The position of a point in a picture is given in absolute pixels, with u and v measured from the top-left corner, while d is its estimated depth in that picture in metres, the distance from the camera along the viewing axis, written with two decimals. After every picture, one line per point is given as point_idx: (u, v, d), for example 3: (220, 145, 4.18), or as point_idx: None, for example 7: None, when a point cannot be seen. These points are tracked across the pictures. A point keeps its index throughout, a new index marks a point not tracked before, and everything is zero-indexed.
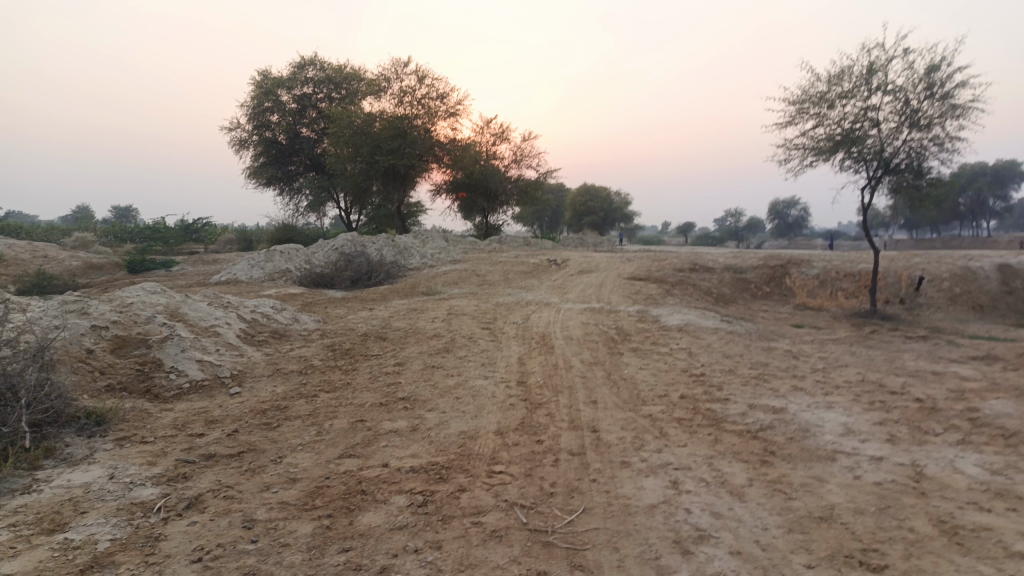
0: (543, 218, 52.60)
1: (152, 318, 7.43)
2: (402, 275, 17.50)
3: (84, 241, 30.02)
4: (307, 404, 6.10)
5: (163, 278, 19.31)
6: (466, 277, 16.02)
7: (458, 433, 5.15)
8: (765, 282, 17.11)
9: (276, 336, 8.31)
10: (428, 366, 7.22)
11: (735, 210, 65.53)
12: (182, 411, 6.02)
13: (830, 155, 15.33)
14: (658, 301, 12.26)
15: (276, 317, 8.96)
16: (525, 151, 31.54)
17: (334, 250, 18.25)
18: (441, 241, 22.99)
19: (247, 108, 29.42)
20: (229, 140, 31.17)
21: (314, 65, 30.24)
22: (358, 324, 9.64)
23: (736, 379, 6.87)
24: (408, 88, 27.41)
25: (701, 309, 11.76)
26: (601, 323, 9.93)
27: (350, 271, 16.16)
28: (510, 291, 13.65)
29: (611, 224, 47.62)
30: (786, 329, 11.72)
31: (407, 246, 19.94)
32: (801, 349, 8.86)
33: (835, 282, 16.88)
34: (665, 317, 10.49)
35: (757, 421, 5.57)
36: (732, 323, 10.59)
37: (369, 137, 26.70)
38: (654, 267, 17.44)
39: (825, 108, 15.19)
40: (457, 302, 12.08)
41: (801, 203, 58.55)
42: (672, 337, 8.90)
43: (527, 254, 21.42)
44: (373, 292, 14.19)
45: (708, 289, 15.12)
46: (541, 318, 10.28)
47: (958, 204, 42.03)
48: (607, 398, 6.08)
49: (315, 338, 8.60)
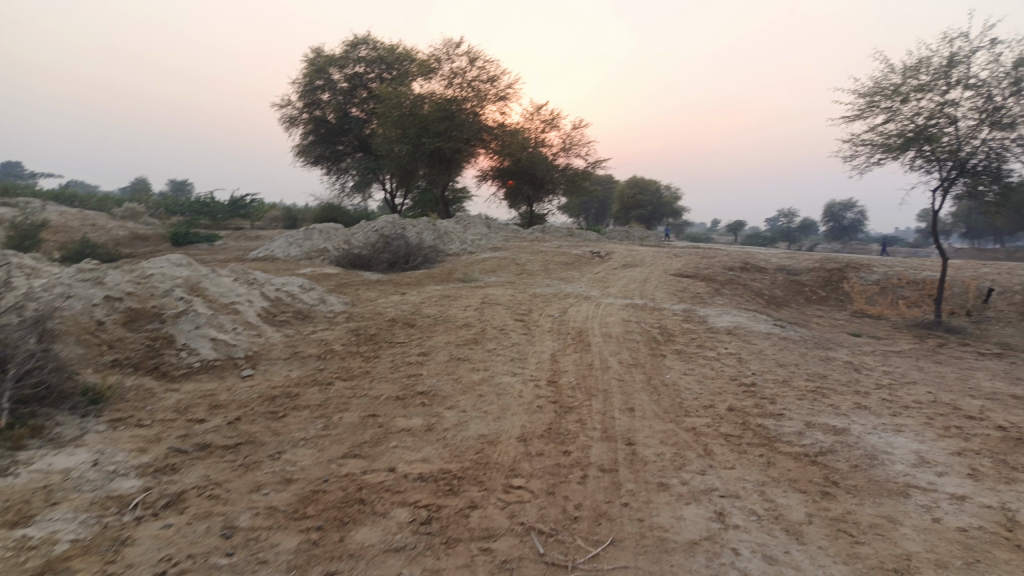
0: (589, 210, 51.76)
1: (170, 291, 7.09)
2: (441, 259, 17.07)
3: (133, 212, 30.41)
4: (320, 392, 5.65)
5: (204, 251, 19.25)
6: (506, 265, 15.50)
7: (478, 437, 4.63)
8: (820, 286, 16.19)
9: (298, 317, 7.91)
10: (454, 358, 6.72)
11: (788, 210, 63.65)
12: (188, 392, 5.64)
13: (900, 153, 14.34)
14: (705, 300, 11.55)
15: (301, 296, 8.57)
16: (574, 140, 30.80)
17: (373, 232, 17.90)
18: (484, 228, 22.49)
19: (298, 86, 29.32)
20: (278, 117, 31.16)
21: (366, 44, 29.96)
22: (386, 308, 9.20)
23: (791, 393, 6.20)
24: (458, 70, 26.95)
25: (752, 311, 11.03)
26: (644, 321, 9.30)
27: (388, 253, 15.79)
28: (550, 282, 13.07)
29: (660, 218, 46.56)
30: (843, 337, 10.91)
31: (448, 231, 19.50)
32: (862, 361, 8.10)
33: (897, 289, 15.87)
34: (713, 318, 9.80)
35: (815, 442, 4.92)
36: (786, 328, 9.84)
37: (416, 119, 26.31)
38: (703, 264, 16.66)
39: (898, 102, 14.19)
40: (493, 291, 11.56)
41: (858, 205, 56.47)
42: (720, 340, 8.22)
43: (570, 245, 20.79)
44: (409, 276, 13.77)
45: (759, 291, 14.31)
46: (580, 313, 9.69)
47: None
48: (646, 406, 5.49)
49: (340, 321, 8.18)
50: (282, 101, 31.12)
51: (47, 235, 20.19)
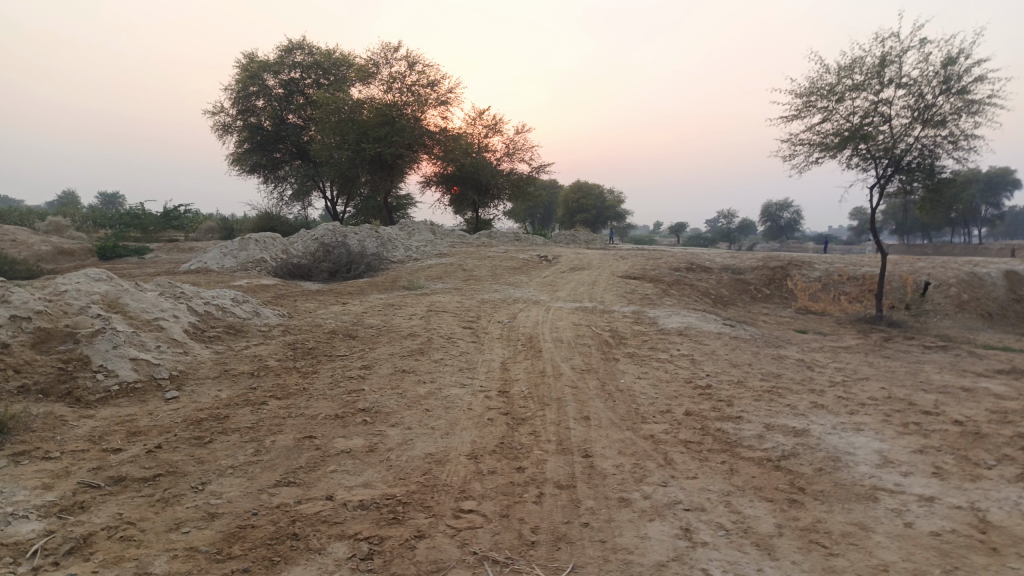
0: (534, 214, 51.74)
1: (85, 308, 6.51)
2: (384, 267, 16.60)
3: (57, 226, 28.89)
4: (252, 414, 5.22)
5: (132, 265, 18.30)
6: (451, 271, 15.15)
7: (424, 456, 4.29)
8: (765, 284, 16.33)
9: (230, 332, 7.40)
10: (399, 370, 6.35)
11: (727, 211, 64.99)
12: (105, 419, 5.13)
13: (838, 152, 14.57)
14: (654, 302, 11.42)
15: (233, 310, 8.05)
16: (517, 145, 30.64)
17: (313, 241, 17.30)
18: (428, 234, 22.08)
19: (232, 92, 28.37)
20: (211, 125, 30.09)
21: (302, 49, 29.20)
22: (326, 319, 8.76)
23: (748, 394, 6.04)
24: (397, 74, 26.49)
25: (701, 311, 10.94)
26: (594, 324, 9.09)
27: (328, 262, 15.25)
28: (497, 288, 12.77)
29: (604, 222, 46.86)
30: (791, 335, 10.92)
31: (391, 238, 19.03)
32: (813, 358, 8.04)
33: (838, 286, 16.13)
34: (663, 319, 9.66)
35: (778, 446, 4.74)
36: (736, 327, 9.76)
37: (355, 125, 25.72)
38: (650, 266, 16.62)
39: (833, 101, 14.41)
40: (439, 298, 11.20)
41: (794, 205, 58.02)
42: (672, 341, 8.05)
43: (516, 249, 20.55)
44: (351, 285, 13.29)
45: (706, 290, 14.31)
46: (529, 318, 9.41)
47: (950, 212, 41.42)
48: (602, 414, 5.23)
49: (276, 334, 7.71)
50: (215, 108, 30.06)
51: None
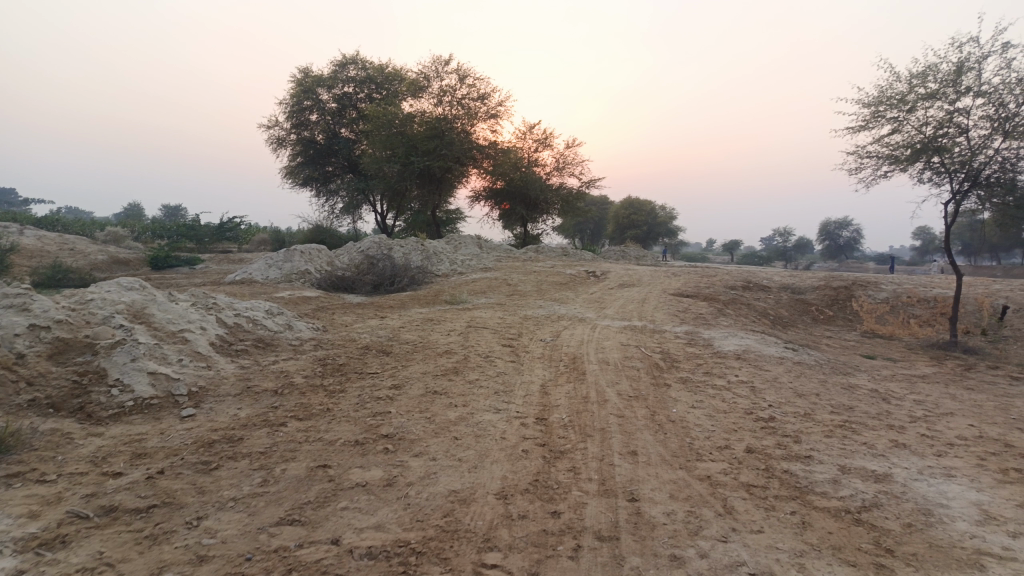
0: (584, 230, 51.17)
1: (109, 318, 6.25)
2: (429, 281, 16.26)
3: (116, 236, 29.59)
4: (267, 437, 4.81)
5: (181, 275, 18.40)
6: (496, 286, 14.71)
7: (447, 494, 3.80)
8: (827, 305, 15.41)
9: (258, 346, 7.07)
10: (430, 391, 5.88)
11: (783, 229, 63.15)
12: (113, 438, 4.78)
13: (909, 165, 13.69)
14: (709, 322, 10.75)
15: (264, 322, 7.73)
16: (568, 159, 30.17)
17: (358, 253, 17.10)
18: (475, 248, 21.74)
19: (286, 106, 28.70)
20: (266, 138, 30.50)
21: (355, 64, 29.39)
22: (361, 334, 8.38)
23: (816, 429, 5.37)
24: (448, 87, 26.39)
25: (760, 333, 10.21)
26: (643, 345, 8.48)
27: (371, 275, 14.98)
28: (542, 304, 12.26)
29: (655, 238, 45.95)
30: (858, 361, 10.09)
31: (437, 251, 18.74)
32: (887, 388, 7.27)
33: (907, 308, 15.10)
34: (719, 341, 8.99)
35: (857, 494, 4.08)
36: (798, 352, 9.02)
37: (405, 138, 25.65)
38: (703, 284, 15.88)
39: (904, 111, 13.55)
40: (480, 313, 10.75)
41: (853, 224, 56.02)
42: (729, 366, 7.40)
43: (564, 264, 20.03)
44: (393, 298, 12.96)
45: (764, 311, 13.53)
46: (574, 337, 8.87)
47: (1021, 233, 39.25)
48: (651, 449, 4.66)
49: (307, 349, 7.35)
50: (270, 121, 30.47)
51: (18, 260, 19.35)
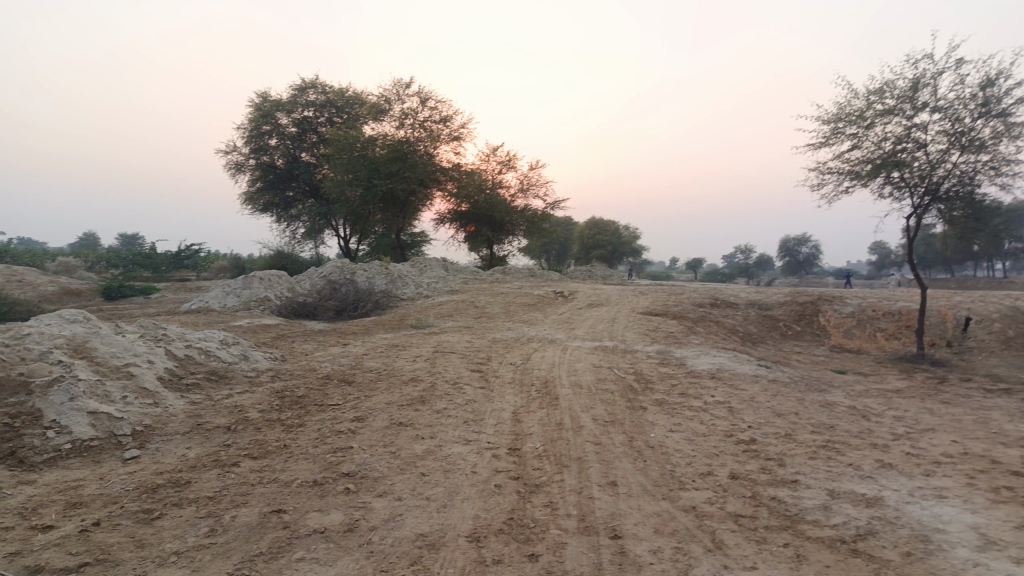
0: (549, 250, 51.21)
1: (47, 353, 5.79)
2: (393, 305, 15.88)
3: (67, 266, 28.59)
4: (217, 479, 4.43)
5: (135, 305, 17.73)
6: (463, 309, 14.40)
7: (414, 539, 3.48)
8: (794, 320, 15.41)
9: (212, 379, 6.66)
10: (395, 423, 5.54)
11: (745, 247, 64.00)
12: (46, 486, 4.35)
13: (869, 180, 13.81)
14: (680, 340, 10.57)
15: (218, 353, 7.31)
16: (532, 180, 30.11)
17: (320, 278, 16.66)
18: (440, 271, 21.43)
19: (244, 131, 28.18)
20: (224, 163, 29.88)
21: (315, 87, 29.04)
22: (322, 363, 7.99)
23: (800, 451, 5.16)
24: (410, 110, 26.18)
25: (731, 351, 10.06)
26: (616, 366, 8.25)
27: (334, 300, 14.56)
28: (510, 326, 11.97)
29: (620, 258, 46.12)
30: (831, 376, 9.99)
31: (402, 275, 18.39)
32: (864, 404, 7.12)
33: (873, 321, 15.17)
34: (692, 360, 8.80)
35: (850, 522, 3.86)
36: (771, 369, 8.88)
37: (367, 161, 25.33)
38: (672, 302, 15.77)
39: (863, 128, 13.68)
40: (447, 338, 10.43)
41: (812, 240, 57.08)
42: (704, 386, 7.20)
43: (531, 285, 19.82)
44: (356, 324, 12.56)
45: (733, 328, 13.45)
46: (545, 360, 8.59)
47: (973, 246, 40.26)
48: (631, 479, 4.39)
49: (264, 381, 6.95)
50: (228, 147, 29.88)
51: None
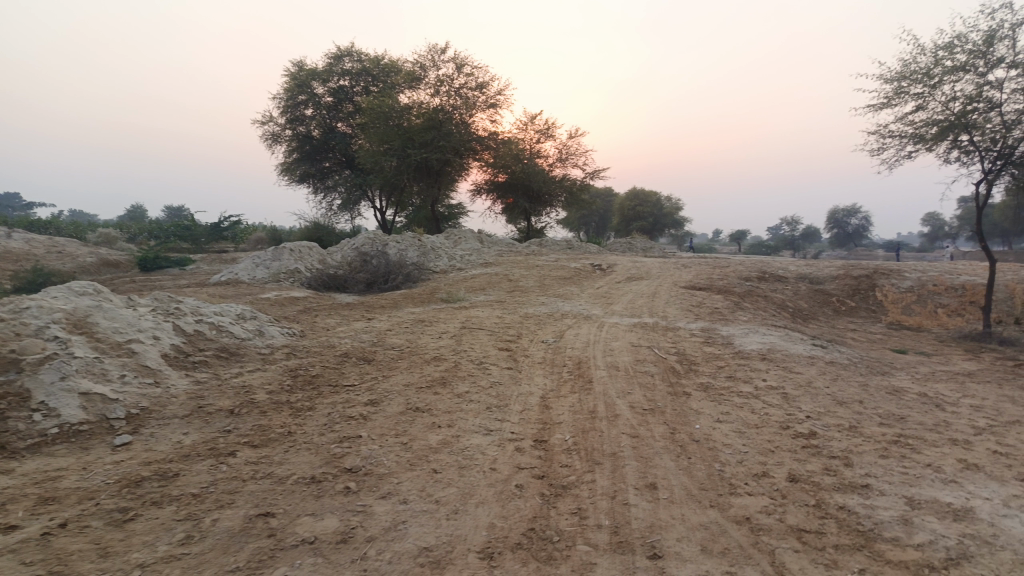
0: (589, 222, 50.25)
1: (43, 328, 5.41)
2: (425, 278, 15.42)
3: (108, 237, 28.86)
4: (210, 472, 3.97)
5: (169, 277, 17.61)
6: (496, 282, 13.87)
7: (417, 554, 2.97)
8: (848, 295, 14.50)
9: (221, 356, 6.24)
10: (411, 408, 5.04)
11: (791, 218, 62.13)
12: (23, 477, 3.94)
13: (935, 144, 12.77)
14: (726, 317, 9.85)
15: (230, 328, 6.89)
16: (571, 150, 29.26)
17: (352, 250, 16.27)
18: (476, 243, 20.90)
19: (280, 100, 27.89)
20: (260, 134, 29.69)
21: (350, 56, 28.53)
22: (342, 339, 7.53)
23: (868, 448, 4.50)
24: (445, 77, 25.51)
25: (783, 329, 9.32)
26: (656, 345, 7.61)
27: (364, 272, 14.16)
28: (545, 300, 11.38)
29: (661, 230, 45.03)
30: (891, 357, 9.19)
31: (435, 247, 17.92)
32: (935, 390, 6.36)
33: (934, 297, 14.18)
34: (740, 339, 8.12)
35: (938, 541, 3.21)
36: (828, 349, 8.12)
37: (401, 131, 24.81)
38: (716, 275, 14.99)
39: (929, 87, 12.62)
40: (477, 313, 9.90)
41: (862, 211, 54.97)
42: (754, 369, 6.54)
43: (569, 258, 19.16)
44: (385, 297, 12.14)
45: (782, 303, 12.65)
46: (579, 338, 7.99)
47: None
48: (673, 481, 3.81)
49: (278, 359, 6.52)
50: (264, 117, 29.65)
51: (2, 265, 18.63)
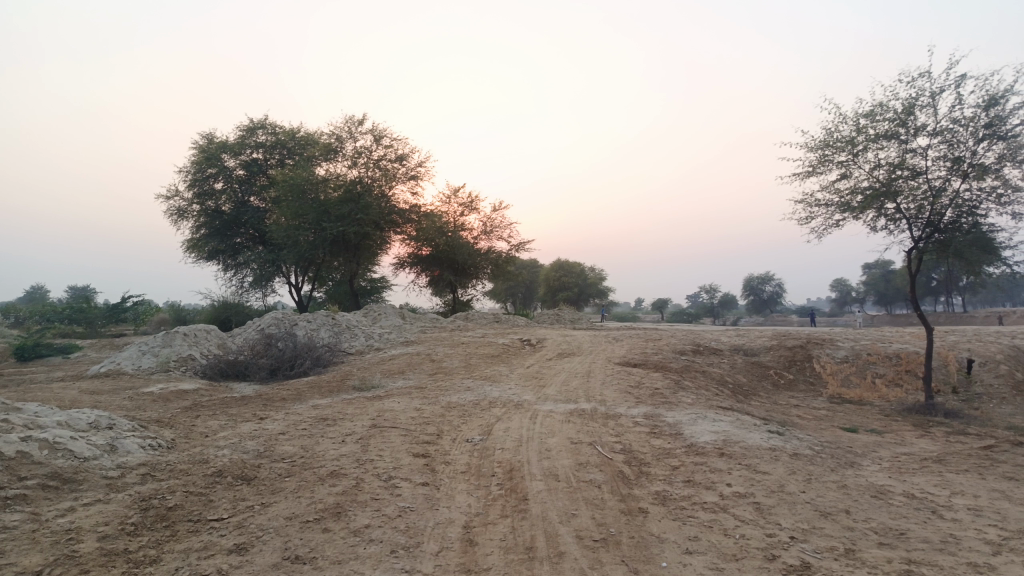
0: (514, 295, 49.59)
1: None
2: (339, 360, 14.05)
3: None
4: None
5: (43, 368, 15.55)
6: (417, 364, 12.67)
7: None
8: (784, 367, 13.97)
9: (49, 487, 4.79)
10: (289, 559, 3.80)
11: (710, 286, 63.53)
12: None
13: (862, 212, 12.61)
14: (669, 399, 8.93)
15: (71, 444, 5.44)
16: (495, 222, 28.71)
17: (256, 332, 14.78)
18: (397, 319, 19.67)
19: (187, 173, 26.34)
20: (166, 209, 27.89)
21: (264, 128, 27.41)
22: (221, 450, 6.17)
23: None
24: (363, 149, 24.69)
25: (731, 412, 8.45)
26: (599, 440, 6.57)
27: (268, 357, 12.71)
28: (470, 385, 10.24)
29: (586, 300, 44.87)
30: (848, 440, 8.43)
31: (351, 325, 16.59)
32: (919, 487, 5.53)
33: (870, 367, 13.80)
34: (690, 429, 7.18)
35: None
36: (786, 436, 7.25)
37: (318, 204, 23.65)
38: (649, 349, 14.25)
39: (853, 155, 12.54)
40: (392, 404, 8.65)
41: (775, 278, 56.78)
42: (715, 471, 5.57)
43: (495, 333, 18.17)
44: (290, 387, 10.74)
45: (722, 378, 11.93)
46: (510, 433, 6.87)
47: (931, 280, 40.03)
48: None
49: (129, 486, 5.11)
50: (170, 191, 27.93)
51: None
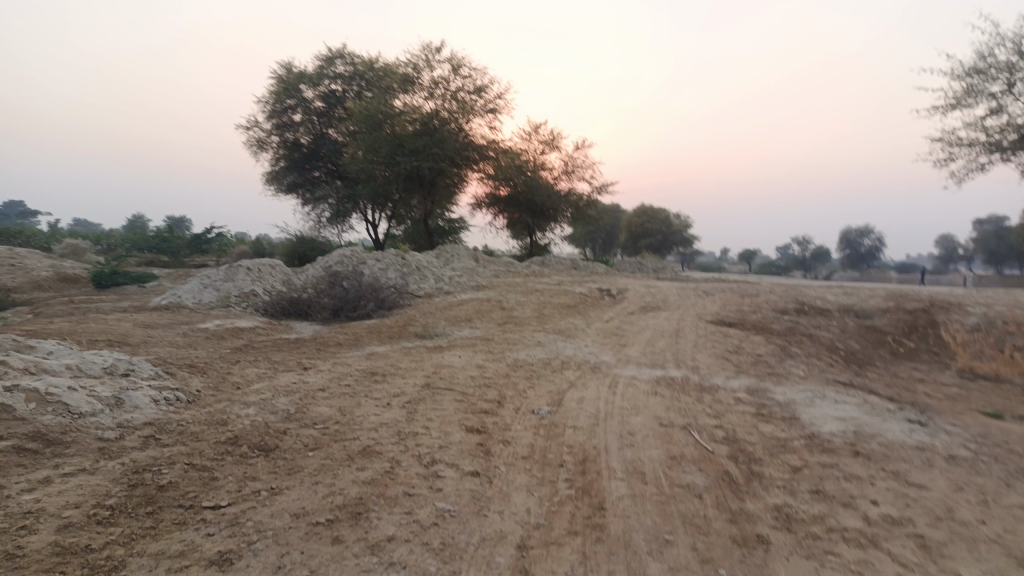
0: (595, 239, 47.87)
1: None
2: (405, 303, 13.17)
3: (76, 248, 26.68)
4: None
5: (115, 296, 15.35)
6: (486, 311, 11.63)
7: None
8: (903, 333, 12.22)
9: (23, 452, 3.96)
10: None
11: (801, 237, 60.00)
12: None
13: (1014, 154, 10.59)
14: (775, 370, 7.56)
15: (68, 398, 4.63)
16: (577, 162, 27.13)
17: (323, 269, 14.06)
18: (470, 261, 18.67)
19: (266, 104, 25.79)
20: (245, 141, 27.57)
21: (343, 59, 26.46)
22: (245, 408, 5.27)
23: None
24: (441, 79, 23.40)
25: (855, 391, 7.00)
26: (695, 423, 5.33)
27: (330, 297, 11.93)
28: (541, 339, 9.11)
29: (669, 248, 42.91)
30: (1001, 430, 6.87)
31: (421, 265, 15.69)
32: None
33: (1007, 336, 11.88)
34: (807, 413, 5.83)
35: None
36: (931, 428, 5.81)
37: (392, 137, 22.69)
38: (746, 307, 12.72)
39: (1009, 85, 10.46)
40: (452, 358, 7.62)
41: (874, 232, 52.89)
42: (853, 480, 4.27)
43: (573, 280, 16.93)
44: (348, 331, 9.90)
45: (832, 344, 10.38)
46: (585, 405, 5.72)
47: None
48: None
49: (124, 452, 4.27)
50: (250, 122, 27.54)
51: None
